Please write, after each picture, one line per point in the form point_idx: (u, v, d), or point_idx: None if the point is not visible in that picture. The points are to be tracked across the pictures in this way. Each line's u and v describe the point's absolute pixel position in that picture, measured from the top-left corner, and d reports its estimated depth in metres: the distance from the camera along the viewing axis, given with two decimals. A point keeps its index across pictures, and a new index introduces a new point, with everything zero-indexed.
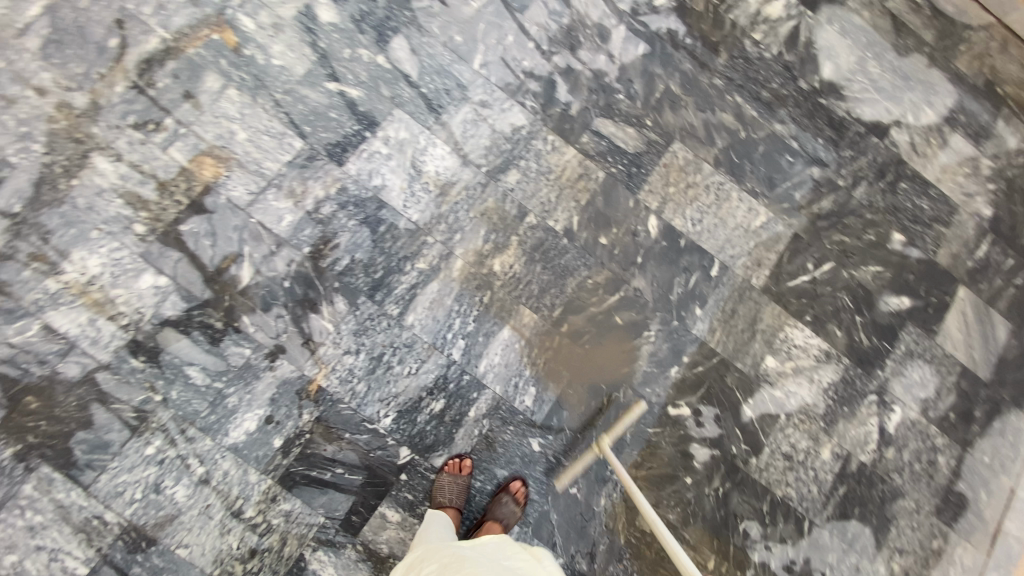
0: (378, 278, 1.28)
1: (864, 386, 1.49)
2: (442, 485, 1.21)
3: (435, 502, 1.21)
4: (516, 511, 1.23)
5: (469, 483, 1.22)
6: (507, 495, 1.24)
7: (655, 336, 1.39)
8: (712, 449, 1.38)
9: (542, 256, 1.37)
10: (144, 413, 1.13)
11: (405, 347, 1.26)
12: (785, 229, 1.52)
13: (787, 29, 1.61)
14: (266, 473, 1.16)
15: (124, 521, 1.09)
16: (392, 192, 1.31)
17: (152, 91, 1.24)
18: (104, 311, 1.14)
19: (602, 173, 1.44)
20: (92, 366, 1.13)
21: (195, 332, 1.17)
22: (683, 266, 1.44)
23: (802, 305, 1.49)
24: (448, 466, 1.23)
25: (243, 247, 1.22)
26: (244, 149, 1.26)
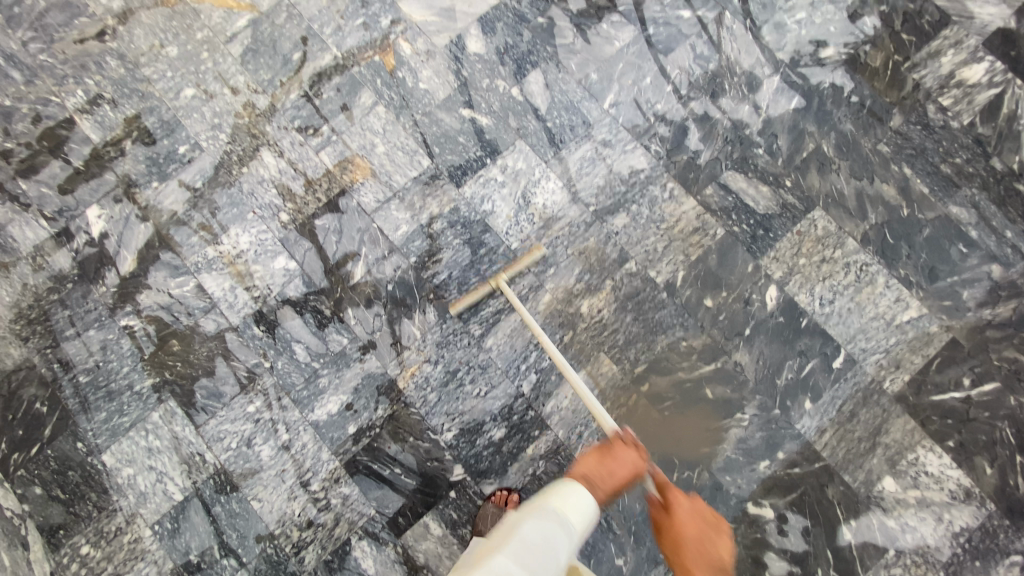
0: (469, 297, 1.33)
1: (1017, 546, 1.18)
2: (485, 515, 1.20)
3: (476, 529, 1.20)
4: None
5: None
6: None
7: (747, 418, 1.25)
8: (791, 565, 1.20)
9: (635, 307, 1.31)
10: (254, 374, 1.30)
11: (480, 369, 1.29)
12: (940, 331, 1.27)
13: (988, 97, 1.36)
14: (336, 454, 1.26)
15: (218, 463, 1.27)
16: (498, 219, 1.36)
17: (318, 100, 1.42)
18: (243, 281, 1.34)
19: (721, 230, 1.32)
20: (224, 326, 1.33)
21: (307, 314, 1.32)
22: (799, 349, 1.27)
23: (945, 427, 1.23)
24: (495, 497, 1.22)
25: (361, 247, 1.34)
26: (380, 160, 1.39)
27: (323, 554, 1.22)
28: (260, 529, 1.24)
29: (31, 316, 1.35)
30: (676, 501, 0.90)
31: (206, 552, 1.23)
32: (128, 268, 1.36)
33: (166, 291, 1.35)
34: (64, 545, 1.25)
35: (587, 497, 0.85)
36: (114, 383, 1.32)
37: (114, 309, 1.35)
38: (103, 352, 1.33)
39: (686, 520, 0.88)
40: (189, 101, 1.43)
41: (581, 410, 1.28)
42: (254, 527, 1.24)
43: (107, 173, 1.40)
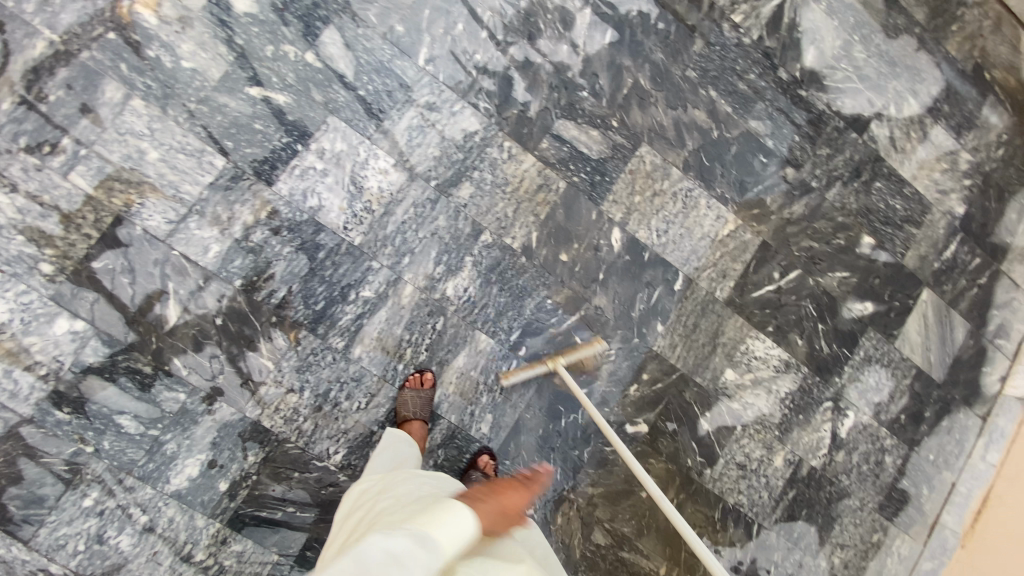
0: (320, 310, 1.20)
1: (821, 393, 1.50)
2: (405, 399, 1.20)
3: (400, 416, 1.20)
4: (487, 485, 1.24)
5: (432, 395, 1.22)
6: (477, 472, 1.24)
7: (615, 355, 1.37)
8: (667, 463, 1.40)
9: (498, 277, 1.29)
10: (77, 465, 1.08)
11: (353, 382, 1.21)
12: (754, 237, 1.45)
13: (769, 10, 1.47)
14: (213, 516, 1.13)
15: (69, 573, 1.07)
16: (331, 213, 1.20)
17: (44, 106, 1.07)
18: (18, 361, 1.05)
19: (564, 183, 1.32)
20: (14, 421, 1.06)
21: (122, 379, 1.10)
22: (647, 281, 1.38)
23: (766, 316, 1.46)
24: (409, 380, 1.22)
25: (167, 283, 1.11)
26: (158, 171, 1.12)
27: None
28: None
29: None
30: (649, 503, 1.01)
31: None
32: None
33: None
34: None
35: (460, 517, 0.76)
36: None
37: None
38: None
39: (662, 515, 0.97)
40: None
41: (468, 390, 1.28)
42: None
43: None
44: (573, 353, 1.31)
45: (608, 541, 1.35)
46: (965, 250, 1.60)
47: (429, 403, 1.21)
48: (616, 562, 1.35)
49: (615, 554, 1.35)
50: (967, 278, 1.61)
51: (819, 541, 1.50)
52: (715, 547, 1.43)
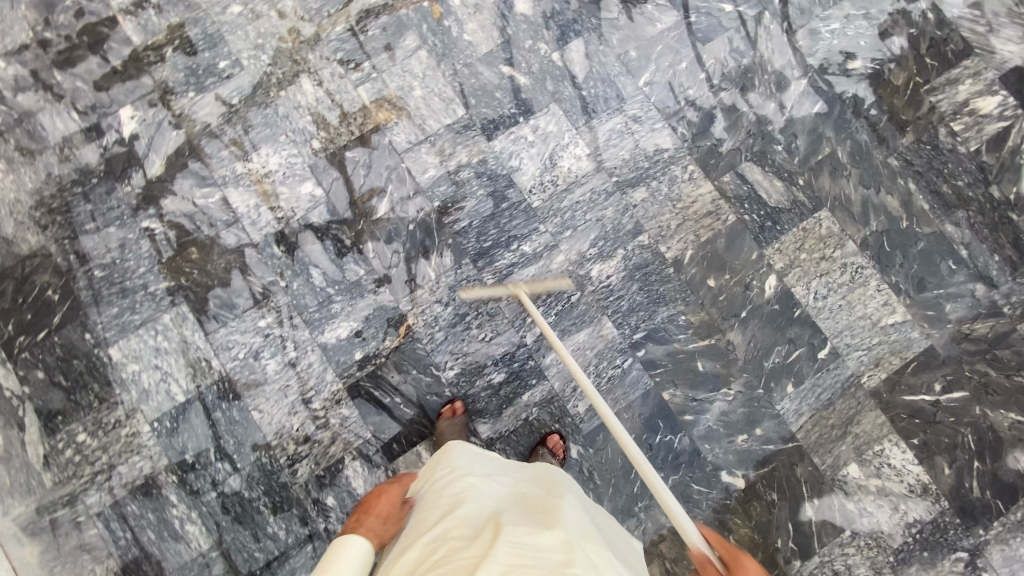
0: (485, 247, 1.38)
1: (959, 540, 1.28)
2: (442, 429, 1.26)
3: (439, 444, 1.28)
4: (555, 462, 1.24)
5: (467, 421, 1.31)
6: (545, 449, 1.26)
7: (733, 396, 1.32)
8: (753, 532, 1.28)
9: (642, 278, 1.36)
10: (269, 292, 1.33)
11: (487, 316, 1.35)
12: (919, 338, 1.35)
13: (995, 128, 1.44)
14: (340, 376, 1.30)
15: (224, 371, 1.30)
16: (523, 175, 1.40)
17: (363, 37, 1.45)
18: (269, 201, 1.37)
19: (733, 217, 1.38)
20: (245, 242, 1.35)
21: (328, 242, 1.36)
22: (789, 337, 1.34)
23: (912, 425, 1.32)
24: (443, 410, 1.29)
25: (388, 184, 1.39)
26: (416, 104, 1.42)
27: (315, 470, 1.27)
28: (256, 439, 1.28)
29: (53, 207, 1.35)
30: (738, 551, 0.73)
31: (202, 453, 1.27)
32: (155, 173, 1.37)
33: (191, 199, 1.36)
34: (61, 431, 1.28)
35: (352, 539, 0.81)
36: (128, 281, 1.33)
37: (137, 210, 1.36)
38: (121, 250, 1.34)
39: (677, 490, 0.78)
40: (235, 17, 1.44)
41: (579, 366, 1.34)
42: (251, 435, 1.28)
43: (144, 76, 1.41)
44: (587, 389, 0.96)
45: None
46: None
47: (465, 428, 1.30)
48: None
49: None
50: None
51: None
52: None
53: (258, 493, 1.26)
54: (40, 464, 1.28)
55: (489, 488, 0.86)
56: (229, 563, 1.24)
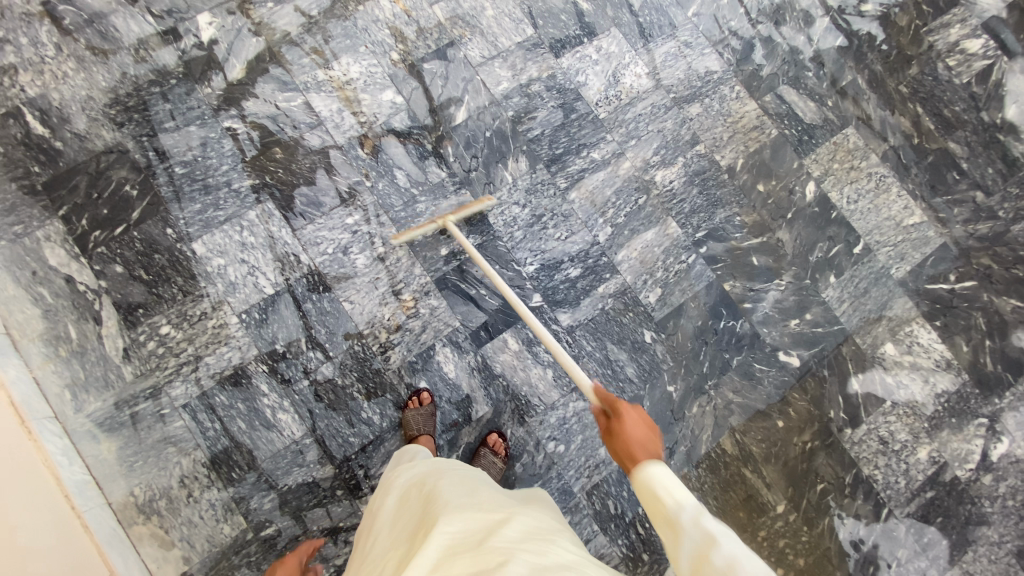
0: (558, 154, 1.47)
1: (979, 407, 1.46)
2: (409, 418, 1.25)
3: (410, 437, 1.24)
4: (497, 462, 1.27)
5: (431, 410, 1.27)
6: (485, 450, 1.28)
7: (784, 286, 1.47)
8: (810, 406, 1.42)
9: (700, 183, 1.50)
10: (354, 191, 1.37)
11: (562, 217, 1.44)
12: (935, 236, 1.55)
13: (982, 64, 1.63)
14: (428, 271, 1.36)
15: (312, 265, 1.32)
16: (590, 90, 1.52)
17: None
18: (351, 106, 1.42)
19: (775, 131, 1.55)
20: (329, 143, 1.39)
21: (410, 145, 1.42)
22: (829, 235, 1.51)
23: (934, 310, 1.50)
24: (408, 404, 1.28)
25: (464, 93, 1.46)
26: (488, 23, 1.51)
27: (409, 357, 1.31)
28: (349, 328, 1.30)
29: (129, 105, 1.35)
30: (623, 409, 0.79)
31: (293, 343, 1.28)
32: (236, 77, 1.40)
33: (273, 103, 1.40)
34: (142, 323, 1.27)
35: None
36: (211, 178, 1.34)
37: (218, 111, 1.38)
38: (202, 148, 1.36)
39: (632, 424, 0.77)
40: None
41: (648, 262, 1.45)
42: (343, 326, 1.30)
43: None
44: (465, 211, 1.34)
45: (733, 452, 1.38)
46: None
47: (430, 417, 1.26)
48: (735, 476, 1.37)
49: (736, 467, 1.37)
50: None
51: (952, 562, 1.37)
52: (837, 511, 1.37)
53: (352, 380, 1.28)
54: (120, 358, 1.25)
55: (420, 494, 0.88)
56: (323, 449, 1.25)
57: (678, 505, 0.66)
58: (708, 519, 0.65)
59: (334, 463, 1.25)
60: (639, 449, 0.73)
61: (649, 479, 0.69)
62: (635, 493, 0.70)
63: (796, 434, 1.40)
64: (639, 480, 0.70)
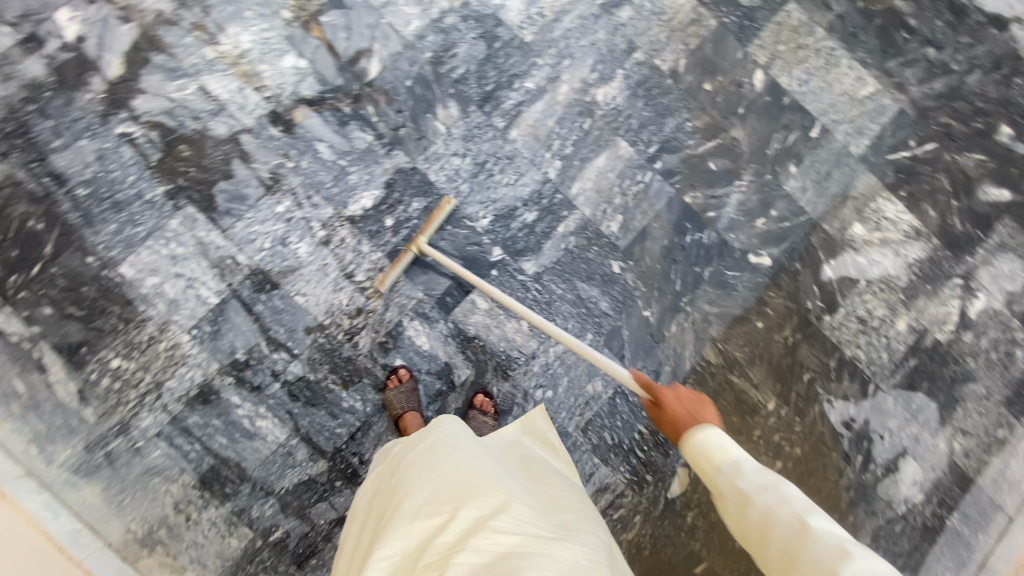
0: (488, 91, 1.36)
1: (951, 268, 1.47)
2: (391, 400, 1.22)
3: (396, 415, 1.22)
4: (489, 420, 1.27)
5: (412, 386, 1.23)
6: (475, 411, 1.27)
7: (746, 186, 1.42)
8: (786, 301, 1.41)
9: (644, 94, 1.41)
10: (278, 176, 1.26)
11: (507, 159, 1.35)
12: (892, 103, 1.49)
13: None
14: (377, 246, 1.28)
15: (253, 264, 1.24)
16: (510, 12, 1.38)
17: None
18: (252, 83, 1.28)
19: (714, 22, 1.44)
20: (238, 129, 1.27)
21: (327, 114, 1.29)
22: (784, 124, 1.44)
23: (899, 180, 1.47)
24: (388, 384, 1.24)
25: (373, 43, 1.32)
26: None
27: (378, 338, 1.26)
28: (308, 322, 1.24)
29: (4, 129, 1.20)
30: (661, 391, 0.95)
31: (253, 348, 1.23)
32: (115, 74, 1.24)
33: (165, 95, 1.25)
34: (90, 361, 1.19)
35: None
36: (119, 193, 1.23)
37: (106, 116, 1.23)
38: (100, 162, 1.23)
39: (672, 401, 0.93)
40: None
41: (604, 190, 1.38)
42: (301, 320, 1.24)
43: None
44: (430, 228, 1.27)
45: (718, 361, 1.38)
46: None
47: (412, 393, 1.23)
48: (723, 384, 1.38)
49: (724, 375, 1.38)
50: None
51: (939, 420, 1.43)
52: (826, 397, 1.40)
53: (323, 373, 1.24)
54: (77, 401, 1.18)
55: (379, 495, 0.91)
56: (311, 446, 1.23)
57: (720, 467, 0.81)
58: (747, 468, 0.80)
59: (326, 457, 1.23)
60: (685, 420, 0.89)
61: (704, 444, 0.84)
62: (687, 457, 0.86)
63: (776, 332, 1.40)
64: (689, 447, 0.85)
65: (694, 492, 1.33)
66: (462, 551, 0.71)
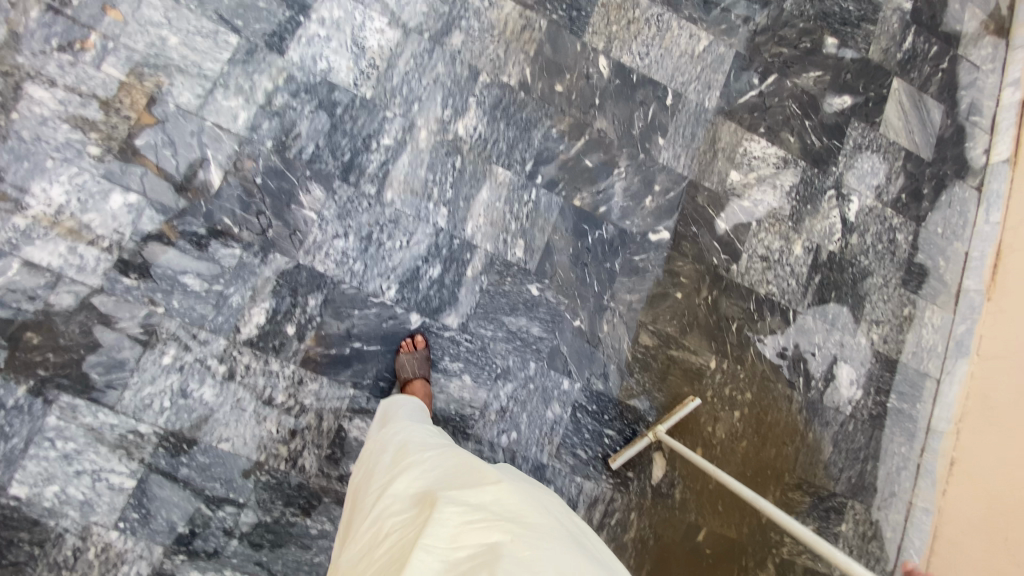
0: (348, 161, 1.28)
1: (822, 183, 1.59)
2: (403, 364, 1.22)
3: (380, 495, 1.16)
4: None
5: (427, 355, 1.25)
6: None
7: (625, 171, 1.45)
8: (695, 264, 1.47)
9: (503, 114, 1.39)
10: (151, 326, 1.14)
11: (391, 223, 1.29)
12: (728, 50, 1.55)
13: None
14: (287, 360, 1.20)
15: (160, 429, 1.12)
16: (340, 73, 1.30)
17: (68, 10, 1.17)
18: (82, 237, 1.13)
19: (544, 21, 1.43)
20: (86, 292, 1.12)
21: (181, 242, 1.17)
22: (639, 101, 1.48)
23: (755, 119, 1.56)
24: (403, 346, 1.25)
25: (205, 151, 1.20)
26: (180, 55, 1.21)
27: (323, 452, 1.19)
28: (243, 465, 1.15)
29: None
30: None
31: (195, 516, 1.12)
32: None
33: None
34: None
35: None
36: None
37: None
38: None
39: None
40: None
41: (498, 220, 1.36)
42: (235, 466, 1.15)
43: None
44: (670, 418, 1.36)
45: (654, 342, 1.42)
46: (922, 40, 1.75)
47: (426, 362, 1.24)
48: (667, 362, 1.42)
49: (664, 353, 1.43)
50: (930, 65, 1.75)
51: (855, 320, 1.57)
52: (757, 337, 1.49)
53: (279, 510, 1.16)
54: None
55: (426, 455, 0.88)
56: None
57: None
58: None
59: None
60: None
61: None
62: None
63: (696, 296, 1.46)
64: None
65: (673, 469, 1.38)
66: (533, 523, 0.72)
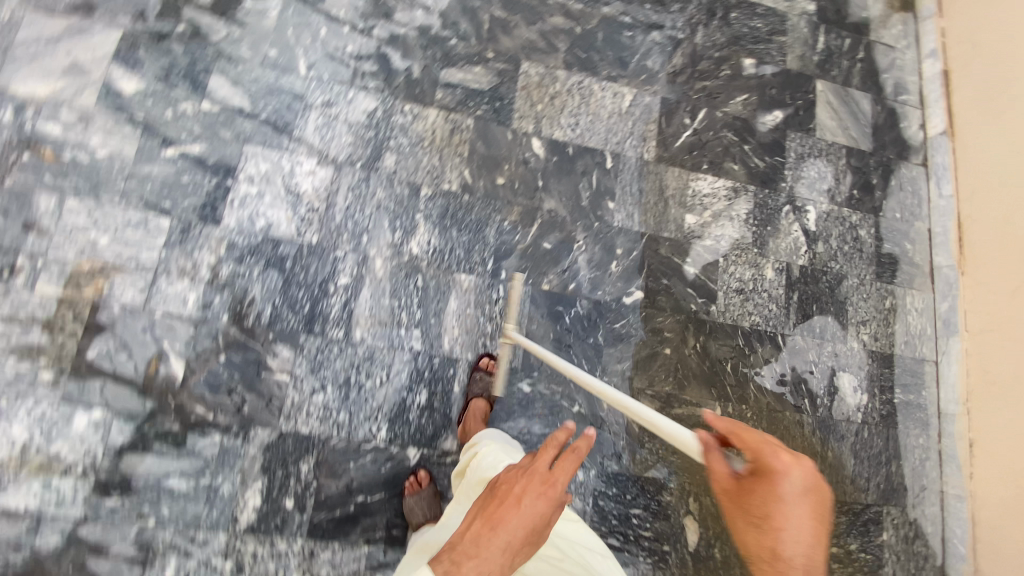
0: (309, 312, 1.25)
1: (776, 202, 1.61)
2: (410, 508, 1.17)
3: None
4: None
5: (433, 492, 1.19)
6: None
7: (585, 243, 1.45)
8: (676, 316, 1.47)
9: (452, 220, 1.38)
10: (146, 542, 1.09)
11: (367, 361, 1.25)
12: (653, 98, 1.57)
13: None
14: (294, 535, 1.15)
15: None
16: (281, 226, 1.27)
17: None
18: (54, 470, 1.08)
19: (470, 120, 1.44)
20: (70, 526, 1.07)
21: (157, 445, 1.13)
22: (581, 171, 1.48)
23: (696, 158, 1.57)
24: (408, 488, 1.20)
25: (161, 344, 1.17)
26: (114, 252, 1.18)
27: None
28: None
29: None
30: None
31: None
32: None
33: None
34: None
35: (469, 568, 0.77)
36: None
37: None
38: None
39: None
40: None
41: (472, 327, 1.34)
42: None
43: None
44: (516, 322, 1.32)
45: (656, 405, 1.41)
46: (832, 36, 1.79)
47: (434, 500, 1.18)
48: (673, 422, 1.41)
49: (669, 413, 1.41)
50: (846, 58, 1.79)
51: (841, 327, 1.57)
52: (753, 371, 1.49)
53: None
54: None
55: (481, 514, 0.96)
56: None
57: None
58: None
59: None
60: None
61: None
62: None
63: (684, 347, 1.46)
64: None
65: (707, 529, 1.36)
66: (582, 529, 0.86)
